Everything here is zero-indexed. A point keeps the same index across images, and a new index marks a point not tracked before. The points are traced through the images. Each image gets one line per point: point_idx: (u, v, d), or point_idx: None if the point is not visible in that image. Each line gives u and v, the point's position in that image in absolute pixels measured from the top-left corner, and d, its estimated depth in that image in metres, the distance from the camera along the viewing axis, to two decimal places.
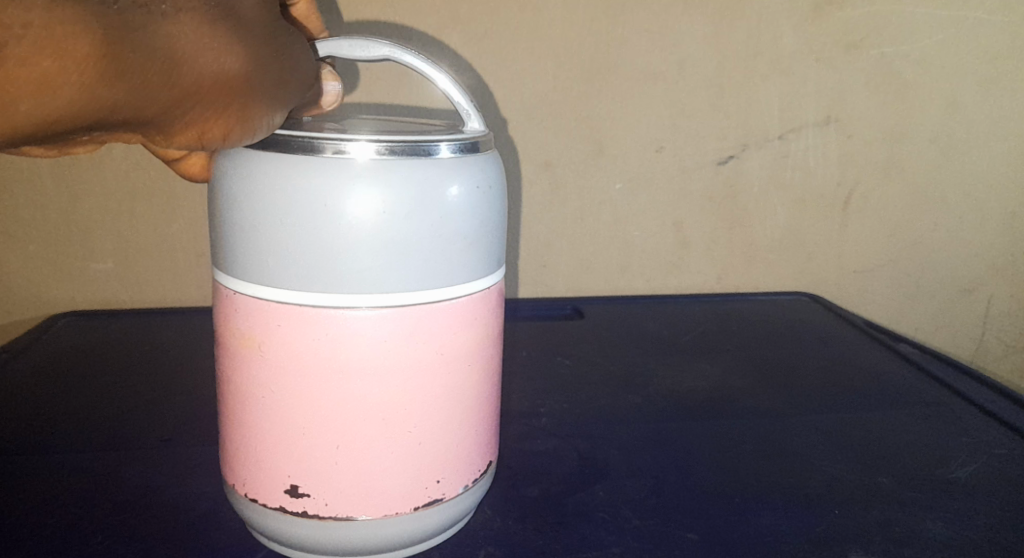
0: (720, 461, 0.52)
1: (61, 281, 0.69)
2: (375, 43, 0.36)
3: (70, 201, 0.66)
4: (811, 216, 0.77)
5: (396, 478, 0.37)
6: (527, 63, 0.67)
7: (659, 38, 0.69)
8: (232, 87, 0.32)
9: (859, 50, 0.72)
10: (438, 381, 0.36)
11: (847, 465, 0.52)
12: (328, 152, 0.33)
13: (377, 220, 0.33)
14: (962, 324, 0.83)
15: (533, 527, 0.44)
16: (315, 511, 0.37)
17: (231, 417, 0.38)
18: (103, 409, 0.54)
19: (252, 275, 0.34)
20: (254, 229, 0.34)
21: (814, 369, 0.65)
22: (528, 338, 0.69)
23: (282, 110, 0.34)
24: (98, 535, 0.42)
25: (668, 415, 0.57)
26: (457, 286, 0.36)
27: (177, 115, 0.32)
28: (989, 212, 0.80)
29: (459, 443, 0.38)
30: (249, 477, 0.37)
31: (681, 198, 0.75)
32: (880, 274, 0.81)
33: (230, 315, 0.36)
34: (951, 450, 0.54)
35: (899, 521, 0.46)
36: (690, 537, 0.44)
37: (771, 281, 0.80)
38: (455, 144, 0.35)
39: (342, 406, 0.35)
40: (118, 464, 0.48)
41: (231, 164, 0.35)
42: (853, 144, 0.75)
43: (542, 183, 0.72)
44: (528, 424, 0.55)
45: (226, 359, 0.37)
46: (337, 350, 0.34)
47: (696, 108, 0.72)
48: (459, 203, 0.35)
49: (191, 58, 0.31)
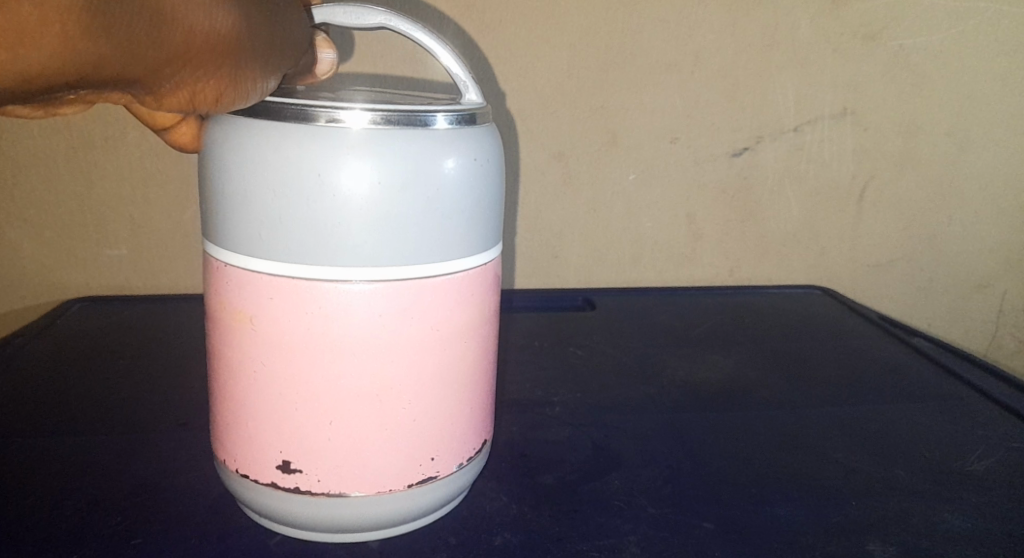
0: (735, 450, 0.51)
1: (74, 266, 0.69)
2: (370, 10, 0.36)
3: (83, 187, 0.66)
4: (825, 209, 0.76)
5: (390, 455, 0.36)
6: (540, 53, 0.67)
7: (673, 29, 0.68)
8: (225, 48, 0.31)
9: (877, 42, 0.71)
10: (432, 358, 0.36)
11: (861, 457, 0.50)
12: (322, 121, 0.33)
13: (373, 192, 0.33)
14: (975, 320, 0.81)
15: (549, 515, 0.44)
16: (308, 487, 0.36)
17: (222, 393, 0.37)
18: (114, 394, 0.54)
19: (244, 247, 0.34)
20: (246, 198, 0.33)
21: (826, 362, 0.64)
22: (538, 329, 0.68)
23: (274, 76, 0.34)
24: (117, 516, 0.41)
25: (681, 405, 0.56)
26: (453, 262, 0.35)
27: (166, 76, 0.31)
28: (1005, 207, 0.78)
29: (452, 421, 0.38)
30: (239, 452, 0.37)
31: (693, 190, 0.74)
32: (894, 269, 0.79)
33: (222, 288, 0.35)
34: (969, 442, 0.53)
35: (918, 514, 0.45)
36: (704, 526, 0.43)
37: (785, 275, 0.79)
38: (452, 115, 0.35)
39: (334, 383, 0.35)
40: (130, 449, 0.48)
41: (223, 134, 0.34)
42: (869, 137, 0.74)
43: (555, 174, 0.71)
44: (536, 414, 0.54)
45: (217, 333, 0.37)
46: (330, 325, 0.34)
47: (711, 100, 0.70)
48: (456, 175, 0.34)
49: (183, 15, 0.30)
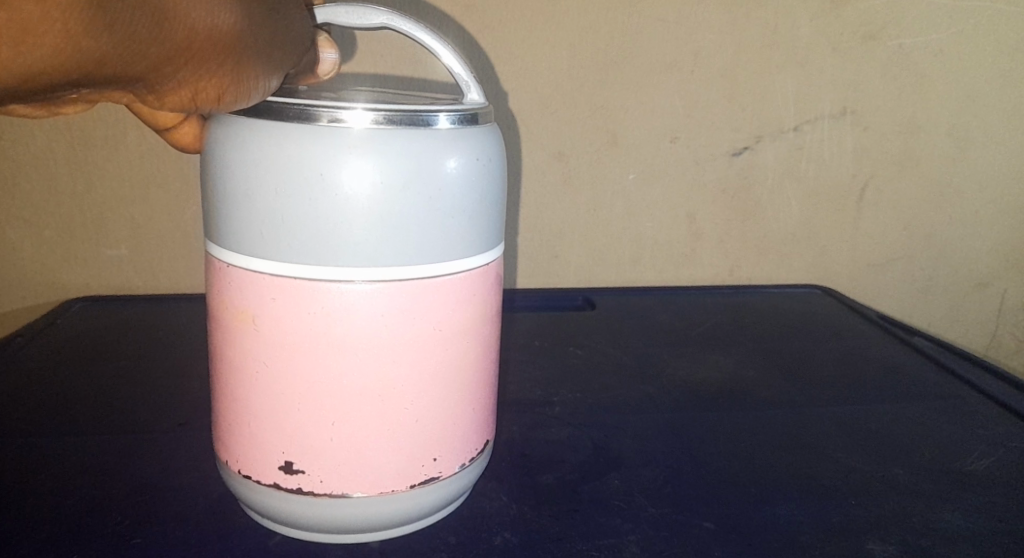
0: (735, 450, 0.51)
1: (74, 267, 0.69)
2: (372, 10, 0.36)
3: (83, 188, 0.66)
4: (825, 209, 0.76)
5: (392, 456, 0.36)
6: (540, 52, 0.67)
7: (673, 28, 0.68)
8: (227, 45, 0.31)
9: (877, 41, 0.71)
10: (434, 358, 0.36)
11: (861, 457, 0.51)
12: (325, 120, 0.33)
13: (375, 191, 0.33)
14: (975, 320, 0.81)
15: (550, 515, 0.44)
16: (309, 488, 0.36)
17: (224, 394, 0.37)
18: (114, 394, 0.54)
19: (246, 247, 0.34)
20: (248, 198, 0.33)
21: (826, 361, 0.64)
22: (539, 328, 0.68)
23: (277, 74, 0.34)
24: (117, 516, 0.41)
25: (682, 404, 0.56)
26: (454, 262, 0.35)
27: (167, 73, 0.31)
28: (1005, 206, 0.78)
29: (454, 422, 0.38)
30: (241, 453, 0.37)
31: (693, 190, 0.74)
32: (894, 269, 0.79)
33: (223, 287, 0.35)
34: (969, 442, 0.53)
35: (918, 514, 0.45)
36: (704, 526, 0.43)
37: (785, 274, 0.79)
38: (454, 115, 0.35)
39: (336, 382, 0.35)
40: (130, 449, 0.48)
41: (225, 134, 0.34)
42: (869, 137, 0.74)
43: (555, 174, 0.71)
44: (537, 414, 0.54)
45: (219, 333, 0.37)
46: (332, 325, 0.34)
47: (711, 99, 0.70)
48: (458, 175, 0.34)
49: (186, 11, 0.30)
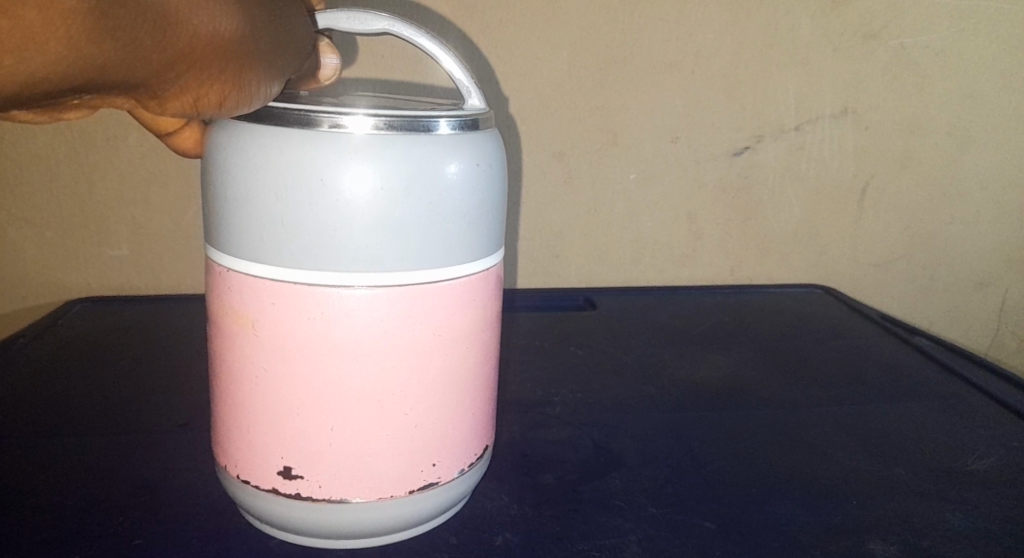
0: (736, 450, 0.51)
1: (75, 267, 0.69)
2: (374, 16, 0.35)
3: (84, 188, 0.66)
4: (826, 208, 0.76)
5: (391, 461, 0.36)
6: (541, 52, 0.67)
7: (674, 28, 0.68)
8: (228, 51, 0.31)
9: (877, 41, 0.71)
10: (433, 363, 0.36)
11: (861, 457, 0.51)
12: (325, 126, 0.33)
13: (375, 197, 0.33)
14: (976, 319, 0.81)
15: (550, 515, 0.44)
16: (308, 493, 0.36)
17: (224, 398, 0.37)
18: (115, 395, 0.54)
19: (246, 253, 0.34)
20: (247, 203, 0.33)
21: (827, 361, 0.64)
22: (539, 328, 0.68)
23: (277, 80, 0.34)
24: (118, 516, 0.42)
25: (682, 404, 0.56)
26: (454, 267, 0.35)
27: (169, 79, 0.31)
28: (1006, 205, 0.78)
29: (454, 427, 0.38)
30: (241, 457, 0.37)
31: (694, 190, 0.74)
32: (895, 268, 0.79)
33: (223, 292, 0.35)
34: (969, 442, 0.53)
35: (918, 513, 0.45)
36: (705, 526, 0.43)
37: (786, 273, 0.79)
38: (454, 121, 0.35)
39: (336, 387, 0.35)
40: (131, 449, 0.48)
41: (225, 139, 0.34)
42: (869, 137, 0.74)
43: (556, 174, 0.71)
44: (538, 414, 0.54)
45: (218, 338, 0.37)
46: (332, 329, 0.34)
47: (711, 99, 0.70)
48: (458, 180, 0.34)
49: (187, 17, 0.30)
